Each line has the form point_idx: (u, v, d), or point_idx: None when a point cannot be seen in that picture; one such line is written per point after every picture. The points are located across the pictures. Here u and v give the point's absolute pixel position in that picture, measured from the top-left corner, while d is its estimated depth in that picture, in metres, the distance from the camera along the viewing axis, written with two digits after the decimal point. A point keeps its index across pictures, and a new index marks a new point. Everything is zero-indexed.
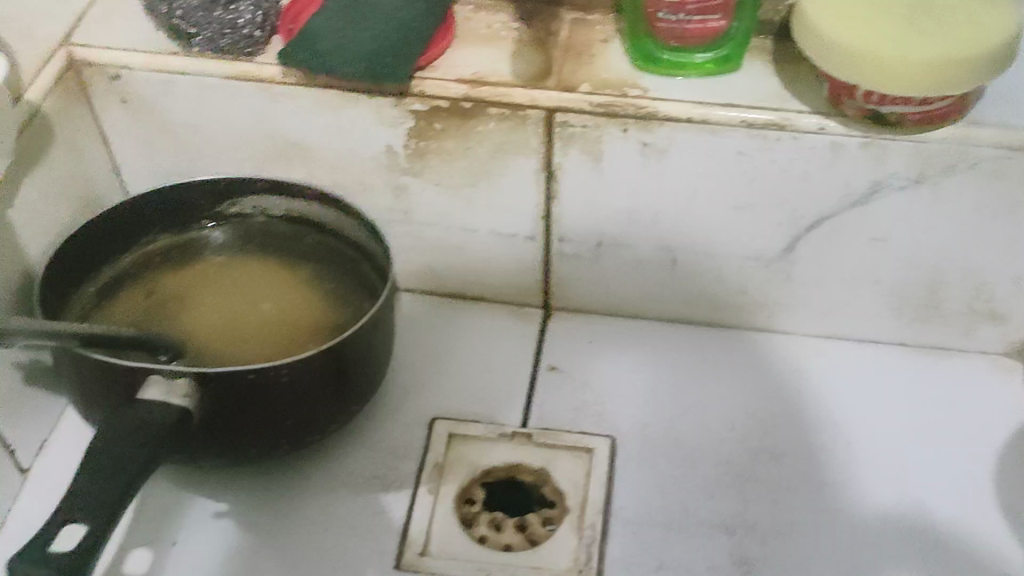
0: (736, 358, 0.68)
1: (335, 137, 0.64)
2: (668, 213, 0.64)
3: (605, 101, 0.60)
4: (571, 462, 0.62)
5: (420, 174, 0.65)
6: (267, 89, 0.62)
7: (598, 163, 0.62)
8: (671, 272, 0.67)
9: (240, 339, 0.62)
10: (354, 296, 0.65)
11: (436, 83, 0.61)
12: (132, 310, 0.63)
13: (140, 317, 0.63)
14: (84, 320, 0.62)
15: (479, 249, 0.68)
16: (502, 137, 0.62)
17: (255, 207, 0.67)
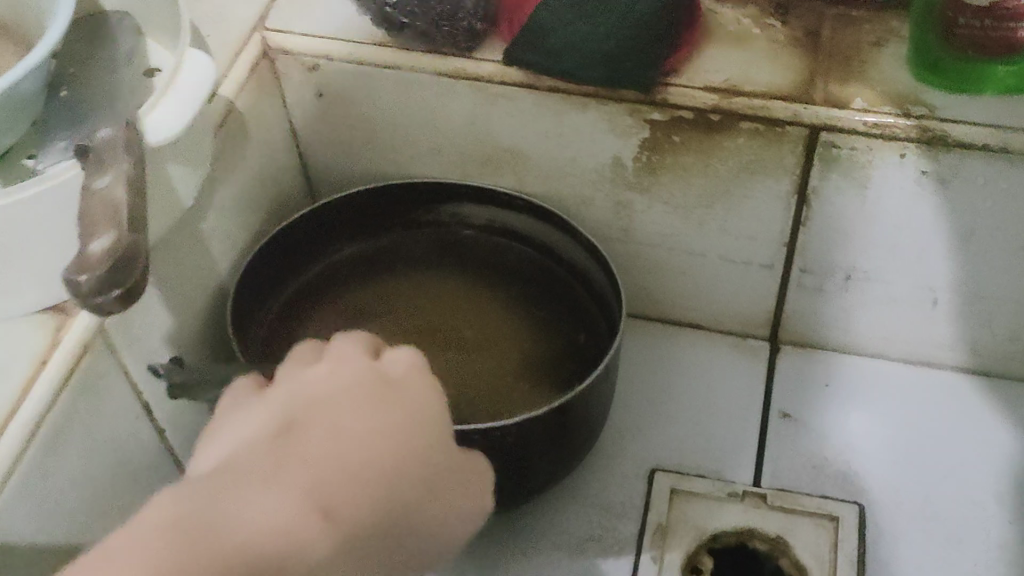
0: (995, 413, 0.59)
1: (556, 145, 0.56)
2: (937, 252, 0.55)
3: (883, 120, 0.50)
4: (813, 531, 0.54)
5: (649, 190, 0.57)
6: (484, 89, 0.54)
7: (864, 189, 0.53)
8: (929, 313, 0.58)
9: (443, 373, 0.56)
10: (568, 327, 0.58)
11: (682, 91, 0.52)
12: (322, 331, 0.58)
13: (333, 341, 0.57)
14: (274, 342, 0.56)
15: (704, 275, 0.60)
16: (752, 156, 0.53)
17: (455, 216, 0.61)
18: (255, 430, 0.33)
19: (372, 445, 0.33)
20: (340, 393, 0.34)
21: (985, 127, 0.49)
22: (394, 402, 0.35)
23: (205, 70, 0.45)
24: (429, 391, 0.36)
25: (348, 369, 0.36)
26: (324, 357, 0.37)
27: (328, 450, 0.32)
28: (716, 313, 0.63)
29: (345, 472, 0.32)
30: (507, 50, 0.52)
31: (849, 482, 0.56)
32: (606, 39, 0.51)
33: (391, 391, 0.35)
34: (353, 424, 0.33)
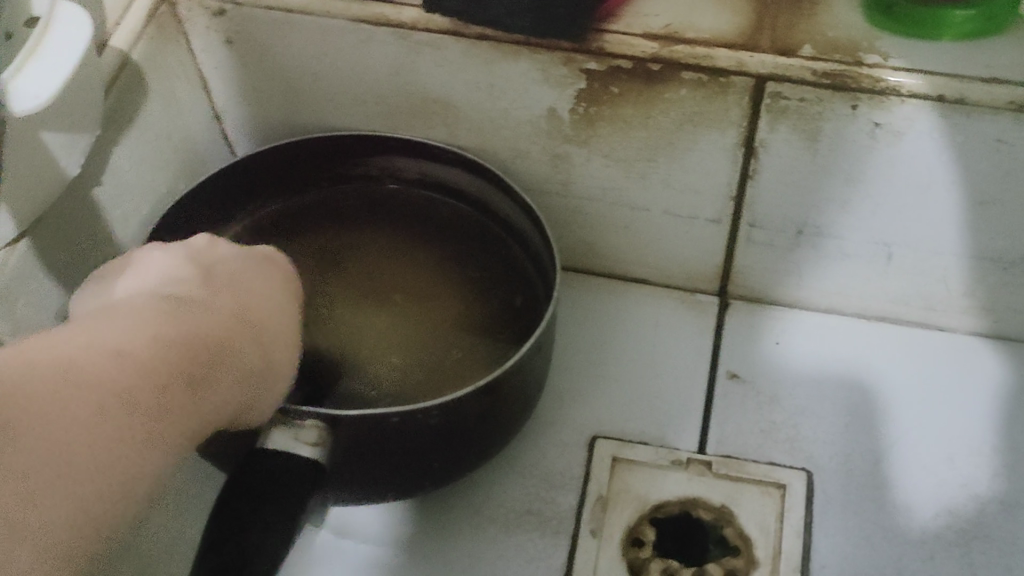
0: (948, 368, 0.57)
1: (487, 96, 0.52)
2: (893, 205, 0.52)
3: (835, 70, 0.46)
4: (759, 500, 0.52)
5: (587, 143, 0.53)
6: (406, 37, 0.50)
7: (814, 142, 0.50)
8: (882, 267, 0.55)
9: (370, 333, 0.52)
10: (502, 280, 0.55)
11: (621, 39, 0.48)
12: None
13: None
14: None
15: (648, 229, 0.57)
16: (695, 107, 0.50)
17: (384, 169, 0.57)
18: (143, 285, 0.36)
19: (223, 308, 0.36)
20: (212, 280, 0.37)
21: (943, 76, 0.45)
22: (259, 281, 0.39)
23: (76, 47, 0.41)
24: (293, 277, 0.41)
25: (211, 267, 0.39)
26: (185, 249, 0.39)
27: (195, 315, 0.34)
28: (662, 268, 0.60)
29: (215, 322, 0.34)
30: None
31: (799, 445, 0.54)
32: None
33: (253, 271, 0.39)
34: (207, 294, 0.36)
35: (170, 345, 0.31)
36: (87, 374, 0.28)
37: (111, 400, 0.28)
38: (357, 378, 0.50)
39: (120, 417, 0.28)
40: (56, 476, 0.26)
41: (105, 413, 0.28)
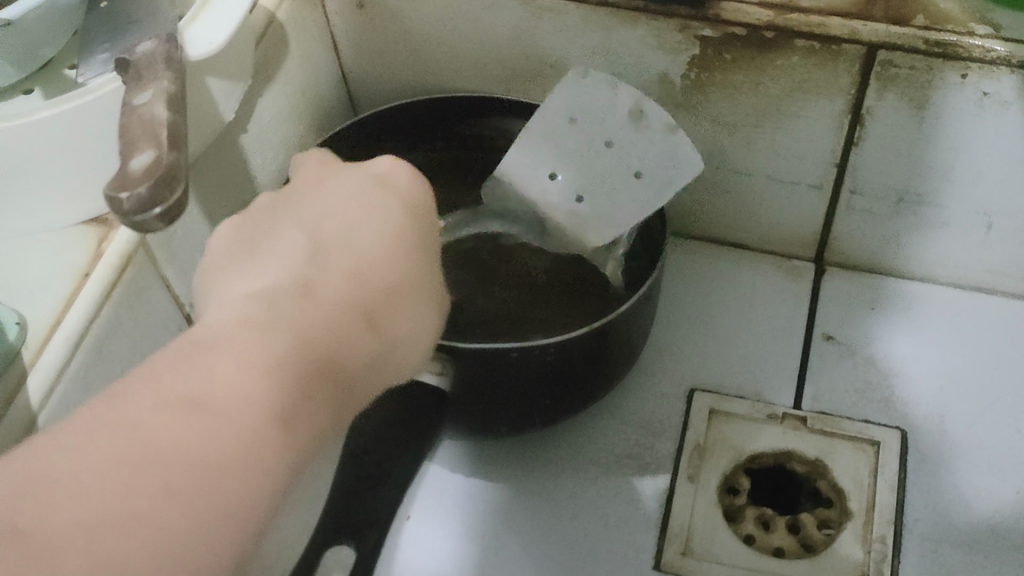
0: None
1: (602, 60, 0.55)
2: (995, 174, 0.53)
3: (946, 39, 0.48)
4: (852, 455, 0.54)
5: (697, 108, 0.56)
6: (531, 3, 0.53)
7: (920, 111, 0.52)
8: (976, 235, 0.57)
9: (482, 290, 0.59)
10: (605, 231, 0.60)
11: (737, 7, 0.50)
12: None
13: None
14: None
15: (750, 194, 0.59)
16: (805, 74, 0.52)
17: (499, 127, 0.60)
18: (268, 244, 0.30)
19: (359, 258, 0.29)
20: (334, 229, 0.30)
21: None
22: (377, 223, 0.30)
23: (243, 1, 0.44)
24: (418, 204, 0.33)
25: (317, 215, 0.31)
26: (325, 169, 0.34)
27: (339, 262, 0.29)
28: (762, 234, 0.62)
29: (354, 278, 0.28)
30: None
31: (892, 404, 0.56)
32: None
33: (373, 204, 0.31)
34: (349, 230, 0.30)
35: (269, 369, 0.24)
36: (217, 399, 0.23)
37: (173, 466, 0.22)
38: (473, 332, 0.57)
39: (277, 431, 0.23)
40: (194, 520, 0.21)
41: (242, 441, 0.23)
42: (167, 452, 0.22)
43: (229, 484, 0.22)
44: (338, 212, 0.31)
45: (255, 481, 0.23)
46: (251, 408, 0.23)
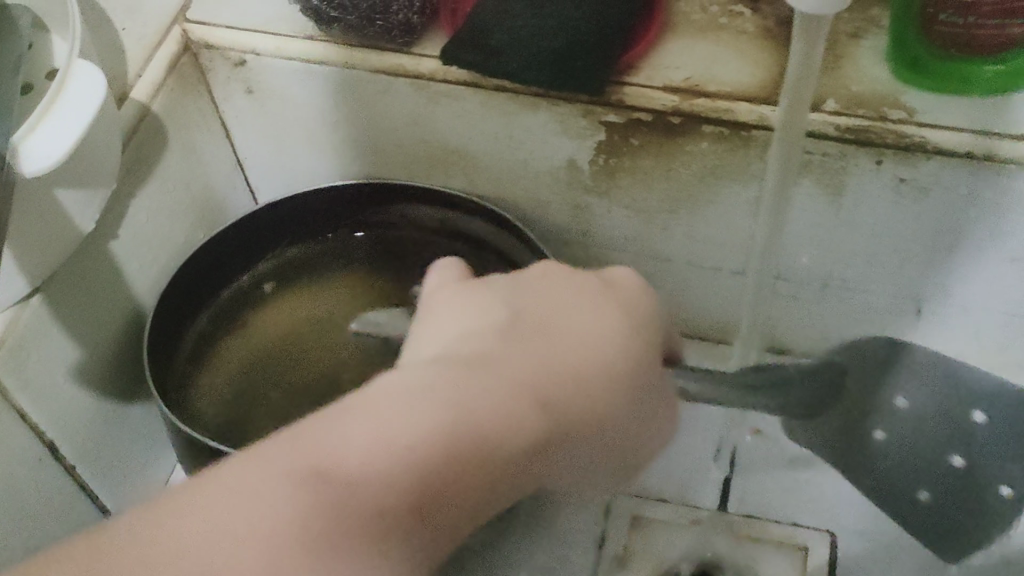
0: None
1: (504, 146, 0.52)
2: (922, 261, 0.51)
3: (860, 125, 0.46)
4: (782, 561, 0.50)
5: (608, 194, 0.52)
6: (424, 88, 0.50)
7: (839, 197, 0.49)
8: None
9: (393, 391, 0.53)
10: None
11: (639, 92, 0.47)
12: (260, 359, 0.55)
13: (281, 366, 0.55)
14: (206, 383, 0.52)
15: (670, 279, 0.56)
16: (716, 160, 0.49)
17: (402, 217, 0.56)
18: (487, 314, 0.35)
19: (553, 346, 0.34)
20: (533, 337, 0.34)
21: (972, 133, 0.45)
22: (575, 344, 0.35)
23: (89, 108, 0.40)
24: (644, 307, 0.38)
25: (537, 306, 0.36)
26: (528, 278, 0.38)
27: (519, 363, 0.32)
28: (687, 318, 0.58)
29: (515, 383, 0.31)
30: (442, 48, 0.48)
31: None
32: (556, 40, 0.47)
33: (576, 321, 0.36)
34: (552, 319, 0.35)
35: (458, 428, 0.29)
36: (352, 465, 0.27)
37: (317, 496, 0.26)
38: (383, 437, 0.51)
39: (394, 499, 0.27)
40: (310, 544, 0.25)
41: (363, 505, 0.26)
42: (331, 470, 0.27)
43: (392, 526, 0.27)
44: (546, 314, 0.36)
45: (393, 525, 0.27)
46: (416, 469, 0.27)
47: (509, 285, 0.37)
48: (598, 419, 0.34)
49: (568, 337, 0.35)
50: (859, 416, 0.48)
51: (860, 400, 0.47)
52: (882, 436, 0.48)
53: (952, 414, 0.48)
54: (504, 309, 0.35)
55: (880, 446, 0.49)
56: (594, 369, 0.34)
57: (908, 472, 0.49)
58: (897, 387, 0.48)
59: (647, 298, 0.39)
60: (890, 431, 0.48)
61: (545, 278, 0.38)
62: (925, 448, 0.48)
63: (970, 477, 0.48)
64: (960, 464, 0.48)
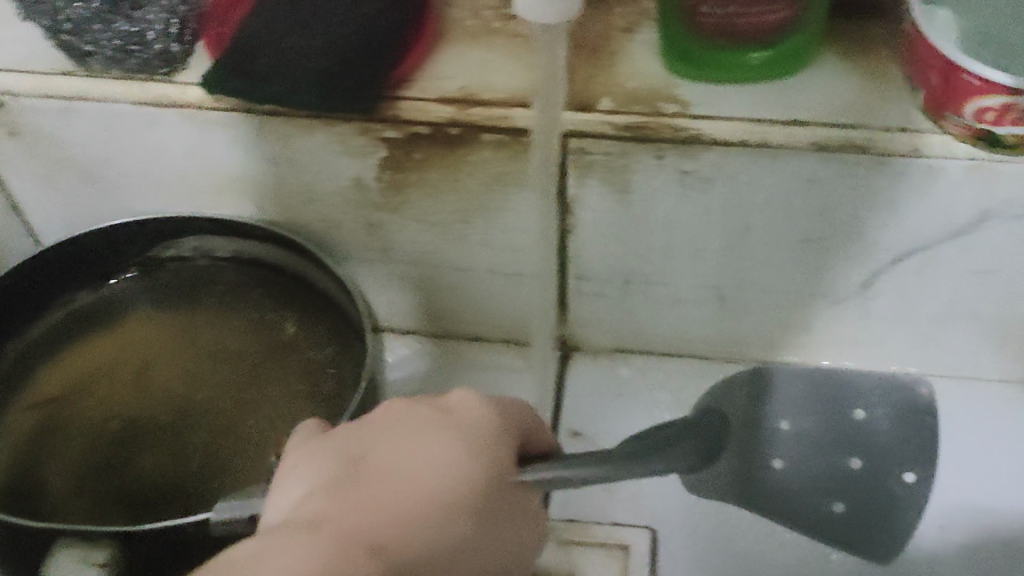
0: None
1: (286, 169, 0.50)
2: (716, 249, 0.51)
3: (634, 122, 0.46)
4: (603, 561, 0.51)
5: (399, 210, 0.52)
6: (194, 117, 0.48)
7: (626, 195, 0.49)
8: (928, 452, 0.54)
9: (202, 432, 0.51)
10: (338, 342, 0.54)
11: (414, 106, 0.47)
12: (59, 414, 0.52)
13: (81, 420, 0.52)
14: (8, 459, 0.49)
15: (477, 288, 0.55)
16: (498, 168, 0.49)
17: (197, 248, 0.55)
18: (326, 464, 0.34)
19: (400, 488, 0.33)
20: (396, 461, 0.35)
21: (744, 122, 0.46)
22: (435, 462, 0.35)
23: None
24: (484, 444, 0.36)
25: (397, 441, 0.36)
26: (375, 415, 0.37)
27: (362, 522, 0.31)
28: (498, 325, 0.58)
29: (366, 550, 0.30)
30: (205, 75, 0.46)
31: (641, 497, 0.53)
32: (320, 56, 0.45)
33: (434, 439, 0.36)
34: (395, 461, 0.35)
35: None
36: None
37: None
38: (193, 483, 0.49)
39: None
40: None
41: None
42: None
43: None
44: (403, 441, 0.36)
45: None
46: None
47: (353, 430, 0.36)
48: (466, 544, 0.34)
49: (429, 459, 0.35)
50: (752, 451, 0.53)
51: (749, 419, 0.54)
52: (779, 464, 0.53)
53: (833, 449, 0.54)
54: (359, 455, 0.35)
55: (779, 482, 0.53)
56: (461, 487, 0.35)
57: (817, 491, 0.54)
58: (781, 413, 0.54)
59: (488, 421, 0.38)
60: (784, 466, 0.53)
61: (393, 418, 0.37)
62: (815, 480, 0.54)
63: (871, 476, 0.53)
64: (859, 468, 0.54)
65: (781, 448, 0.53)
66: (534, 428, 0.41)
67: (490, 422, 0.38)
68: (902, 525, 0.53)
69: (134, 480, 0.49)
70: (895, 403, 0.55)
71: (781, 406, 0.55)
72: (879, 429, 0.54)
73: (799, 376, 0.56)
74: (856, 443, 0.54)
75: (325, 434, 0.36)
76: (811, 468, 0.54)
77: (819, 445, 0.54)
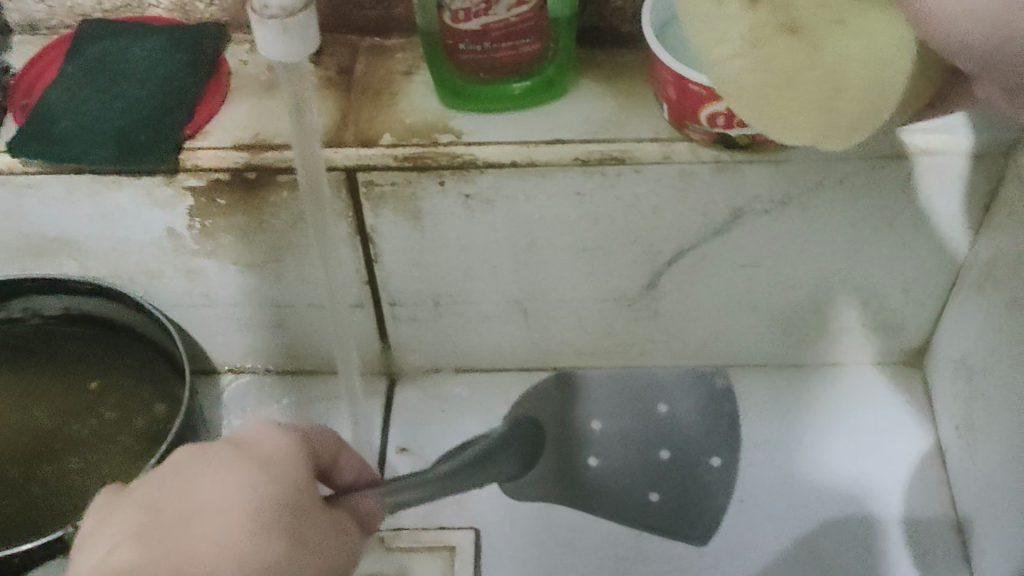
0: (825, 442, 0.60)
1: (101, 225, 0.54)
2: (508, 265, 0.56)
3: (412, 152, 0.51)
4: (430, 563, 0.54)
5: (214, 254, 0.55)
6: (7, 183, 0.51)
7: (419, 221, 0.54)
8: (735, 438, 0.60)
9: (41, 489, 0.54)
10: (167, 390, 0.58)
11: (210, 154, 0.51)
12: None
13: None
14: None
15: (300, 324, 0.59)
16: (297, 206, 0.53)
17: (26, 309, 0.57)
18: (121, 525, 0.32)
19: (207, 509, 0.32)
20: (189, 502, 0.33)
21: (513, 145, 0.50)
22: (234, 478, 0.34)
23: None
24: (279, 459, 0.36)
25: (187, 488, 0.33)
26: (157, 477, 0.34)
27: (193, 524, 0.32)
28: (326, 356, 0.62)
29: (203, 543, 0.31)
30: (9, 142, 0.50)
31: (467, 502, 0.57)
32: (120, 119, 0.50)
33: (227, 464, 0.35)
34: (189, 492, 0.33)
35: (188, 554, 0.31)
36: None
37: None
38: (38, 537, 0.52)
39: None
40: None
41: None
42: None
43: None
44: (198, 477, 0.34)
45: None
46: None
47: (139, 497, 0.34)
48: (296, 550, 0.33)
49: (230, 482, 0.34)
50: (568, 454, 0.59)
51: (559, 424, 0.61)
52: (595, 460, 0.59)
53: (643, 442, 0.60)
54: (144, 509, 0.33)
55: (596, 477, 0.59)
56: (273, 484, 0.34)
57: (630, 485, 0.58)
58: (592, 414, 0.61)
59: (283, 445, 0.37)
60: (602, 462, 0.59)
61: (175, 473, 0.34)
62: (630, 473, 0.59)
63: (679, 464, 0.59)
64: (667, 457, 0.59)
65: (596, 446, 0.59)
66: (334, 445, 0.41)
67: (286, 442, 0.37)
68: (708, 510, 0.57)
69: None
70: (692, 398, 0.62)
71: (591, 410, 0.61)
72: (681, 420, 0.61)
73: (604, 381, 0.63)
74: (665, 438, 0.60)
75: (118, 497, 0.34)
76: (626, 461, 0.59)
77: (630, 440, 0.60)
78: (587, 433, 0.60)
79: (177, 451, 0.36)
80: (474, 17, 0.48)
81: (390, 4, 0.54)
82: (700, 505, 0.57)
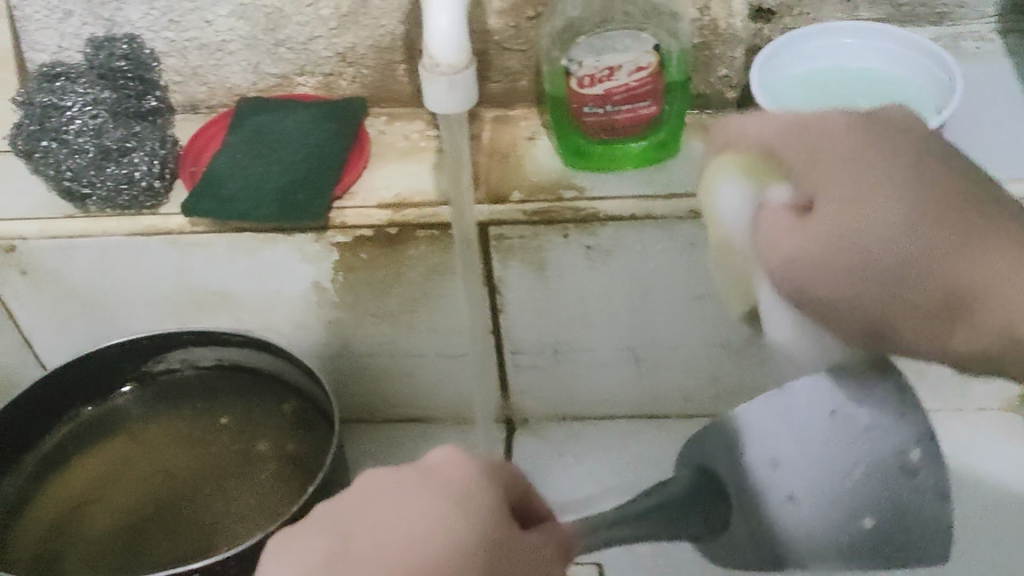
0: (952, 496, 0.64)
1: (257, 280, 0.59)
2: (625, 314, 0.60)
3: (540, 208, 0.55)
4: None
5: (354, 307, 0.60)
6: (177, 240, 0.57)
7: (543, 272, 0.58)
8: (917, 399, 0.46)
9: (201, 517, 0.58)
10: (310, 426, 0.62)
11: (358, 212, 0.56)
12: (74, 514, 0.59)
13: (95, 518, 0.59)
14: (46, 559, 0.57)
15: (428, 373, 0.64)
16: (433, 259, 0.58)
17: (184, 360, 0.63)
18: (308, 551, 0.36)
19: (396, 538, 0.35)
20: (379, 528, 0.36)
21: (633, 198, 0.55)
22: (425, 515, 0.36)
23: None
24: (468, 485, 0.39)
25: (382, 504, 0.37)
26: (363, 492, 0.39)
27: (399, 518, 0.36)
28: (450, 405, 0.66)
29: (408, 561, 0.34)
30: (182, 202, 0.56)
31: None
32: (279, 179, 0.56)
33: (422, 492, 0.38)
34: (382, 526, 0.36)
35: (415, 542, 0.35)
36: None
37: None
38: (200, 556, 0.56)
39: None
40: None
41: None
42: None
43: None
44: (395, 493, 0.38)
45: None
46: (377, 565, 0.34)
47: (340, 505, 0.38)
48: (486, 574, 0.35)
49: (429, 505, 0.37)
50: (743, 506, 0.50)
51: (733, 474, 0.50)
52: (790, 503, 0.49)
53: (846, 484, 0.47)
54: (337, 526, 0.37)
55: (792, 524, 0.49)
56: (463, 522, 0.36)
57: (836, 527, 0.48)
58: (761, 452, 0.49)
59: (468, 473, 0.40)
60: (798, 504, 0.48)
61: (374, 492, 0.38)
62: (832, 519, 0.48)
63: (879, 476, 0.46)
64: (874, 523, 0.47)
65: (773, 491, 0.49)
66: (508, 475, 0.43)
67: (468, 463, 0.40)
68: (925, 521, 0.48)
69: (146, 560, 0.56)
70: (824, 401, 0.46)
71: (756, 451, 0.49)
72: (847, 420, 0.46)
73: (760, 416, 0.49)
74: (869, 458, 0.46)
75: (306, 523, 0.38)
76: (826, 509, 0.48)
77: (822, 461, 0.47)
78: (757, 480, 0.49)
79: (381, 469, 0.40)
80: (598, 82, 0.53)
81: (515, 77, 0.60)
82: (914, 510, 0.47)
